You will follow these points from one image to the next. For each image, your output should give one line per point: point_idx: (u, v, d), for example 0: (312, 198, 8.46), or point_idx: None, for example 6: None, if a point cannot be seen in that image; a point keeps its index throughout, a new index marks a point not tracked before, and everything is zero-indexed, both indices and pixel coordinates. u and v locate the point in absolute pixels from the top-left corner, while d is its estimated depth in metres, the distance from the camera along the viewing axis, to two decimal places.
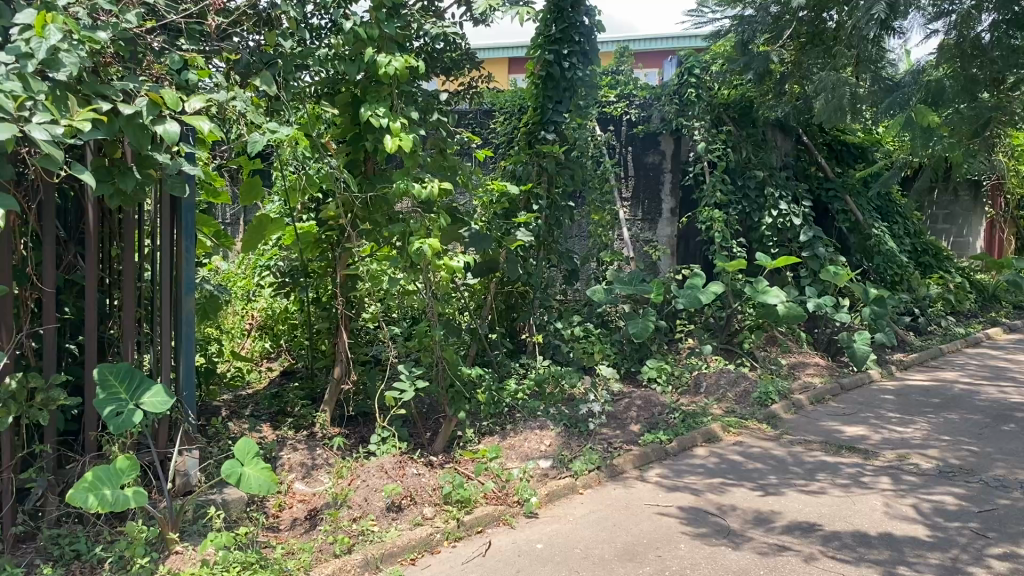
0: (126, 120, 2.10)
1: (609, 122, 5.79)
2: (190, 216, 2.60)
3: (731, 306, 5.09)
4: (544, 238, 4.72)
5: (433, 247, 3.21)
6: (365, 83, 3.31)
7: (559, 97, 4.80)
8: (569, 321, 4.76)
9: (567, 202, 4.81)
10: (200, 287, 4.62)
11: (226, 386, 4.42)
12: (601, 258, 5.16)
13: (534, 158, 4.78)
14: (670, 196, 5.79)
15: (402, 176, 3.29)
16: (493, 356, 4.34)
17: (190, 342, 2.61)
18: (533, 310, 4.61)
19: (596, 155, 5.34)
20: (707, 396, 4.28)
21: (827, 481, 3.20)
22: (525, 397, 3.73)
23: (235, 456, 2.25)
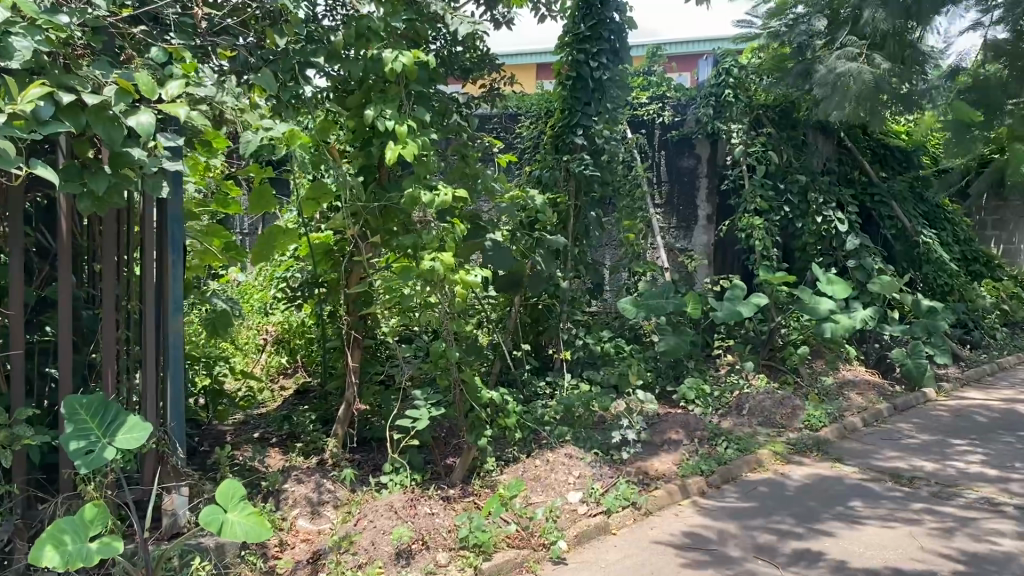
0: (94, 113, 1.83)
1: (642, 125, 5.53)
2: (179, 229, 2.36)
3: (774, 320, 4.76)
4: (572, 249, 4.45)
5: (445, 262, 2.92)
6: (373, 83, 3.04)
7: (587, 98, 4.51)
8: (599, 336, 4.47)
9: (594, 212, 4.52)
10: (209, 302, 4.38)
11: (236, 407, 4.18)
12: (633, 268, 4.85)
13: (561, 164, 4.50)
14: (707, 202, 5.47)
15: (412, 184, 3.01)
16: (517, 375, 4.06)
17: (178, 367, 2.36)
18: (560, 325, 4.33)
19: (627, 159, 5.04)
20: (749, 418, 3.96)
21: (875, 513, 2.87)
22: (552, 422, 3.44)
23: (218, 501, 1.99)
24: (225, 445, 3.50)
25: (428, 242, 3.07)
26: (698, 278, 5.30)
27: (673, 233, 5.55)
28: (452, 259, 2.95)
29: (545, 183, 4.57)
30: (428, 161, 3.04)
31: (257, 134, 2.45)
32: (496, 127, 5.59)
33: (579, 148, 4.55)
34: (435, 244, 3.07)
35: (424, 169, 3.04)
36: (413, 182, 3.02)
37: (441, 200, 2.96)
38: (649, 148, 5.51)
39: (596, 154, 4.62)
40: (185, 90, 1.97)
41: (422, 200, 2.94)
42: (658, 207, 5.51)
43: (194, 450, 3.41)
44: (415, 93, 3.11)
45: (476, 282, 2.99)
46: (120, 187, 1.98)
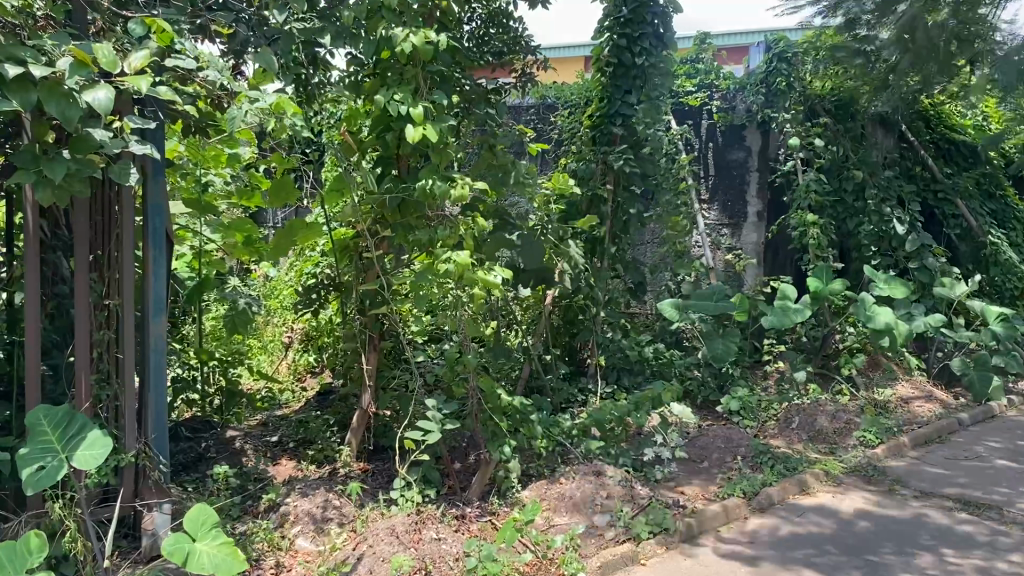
0: (46, 89, 1.61)
1: (688, 116, 5.23)
2: (161, 222, 2.13)
3: (828, 325, 4.44)
4: (608, 247, 4.19)
5: (462, 261, 2.67)
6: (388, 64, 2.81)
7: (628, 86, 4.24)
8: (638, 341, 4.19)
9: (635, 208, 4.23)
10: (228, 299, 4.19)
11: (253, 409, 4.00)
12: (675, 268, 4.57)
13: (598, 155, 4.25)
14: (758, 198, 5.15)
15: (429, 175, 2.77)
16: (548, 382, 3.82)
17: (159, 374, 2.16)
18: (594, 329, 4.06)
19: (671, 152, 4.74)
20: (798, 433, 3.66)
21: (939, 550, 2.56)
22: (581, 436, 3.18)
23: (187, 528, 1.83)
24: (234, 451, 3.29)
25: (445, 237, 2.83)
26: (746, 279, 4.99)
27: (721, 230, 5.24)
28: (471, 256, 2.69)
29: (583, 177, 4.31)
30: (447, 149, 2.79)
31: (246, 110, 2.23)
32: (534, 118, 5.34)
33: (619, 139, 4.28)
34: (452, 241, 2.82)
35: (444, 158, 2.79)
36: (430, 171, 2.78)
37: (459, 194, 2.71)
38: (696, 140, 5.22)
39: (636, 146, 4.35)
40: (153, 62, 1.75)
41: (439, 193, 2.69)
42: (705, 201, 5.21)
43: (201, 456, 3.21)
44: (437, 77, 2.87)
45: (497, 282, 2.72)
46: (83, 173, 1.76)
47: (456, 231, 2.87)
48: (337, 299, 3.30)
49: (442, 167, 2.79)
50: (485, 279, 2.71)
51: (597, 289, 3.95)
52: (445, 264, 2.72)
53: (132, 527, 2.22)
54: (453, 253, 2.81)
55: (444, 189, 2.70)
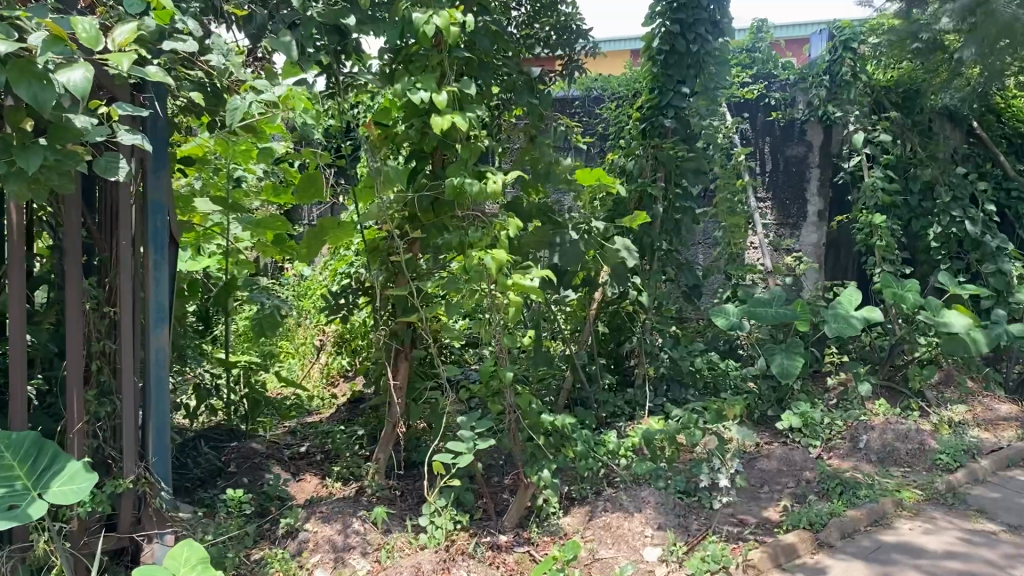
0: (15, 68, 1.38)
1: (744, 109, 4.93)
2: (161, 218, 1.94)
3: (896, 334, 4.13)
4: (659, 248, 3.93)
5: (496, 260, 2.42)
6: (410, 52, 2.65)
7: (682, 76, 3.96)
8: (690, 350, 3.91)
9: (688, 205, 3.97)
10: (256, 302, 3.99)
11: (281, 417, 3.79)
12: (730, 271, 4.29)
13: (648, 149, 3.99)
14: (819, 196, 4.83)
15: (458, 173, 2.58)
16: (592, 393, 3.58)
17: (161, 388, 1.96)
18: (643, 337, 3.79)
19: (726, 146, 4.45)
20: (865, 456, 3.38)
21: None
22: (628, 457, 2.92)
23: (170, 569, 1.69)
24: (256, 464, 3.07)
25: (478, 239, 2.60)
26: (805, 282, 4.67)
27: (778, 230, 4.92)
28: (506, 256, 2.44)
29: (632, 174, 4.05)
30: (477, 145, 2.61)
31: (250, 103, 1.93)
32: (579, 111, 5.09)
33: (672, 133, 4.01)
34: (483, 243, 2.60)
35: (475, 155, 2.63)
36: (457, 168, 2.59)
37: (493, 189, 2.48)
38: (751, 135, 4.92)
39: (689, 140, 4.08)
40: (142, 38, 1.52)
41: (470, 188, 2.47)
42: (761, 199, 4.90)
43: (220, 470, 3.00)
44: (461, 66, 2.70)
45: (536, 282, 2.47)
46: (64, 166, 1.54)
47: (489, 231, 2.64)
48: (364, 304, 3.06)
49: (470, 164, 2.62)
50: (519, 281, 2.46)
51: (644, 294, 3.68)
52: (476, 264, 2.49)
53: (131, 561, 2.00)
54: (485, 255, 2.57)
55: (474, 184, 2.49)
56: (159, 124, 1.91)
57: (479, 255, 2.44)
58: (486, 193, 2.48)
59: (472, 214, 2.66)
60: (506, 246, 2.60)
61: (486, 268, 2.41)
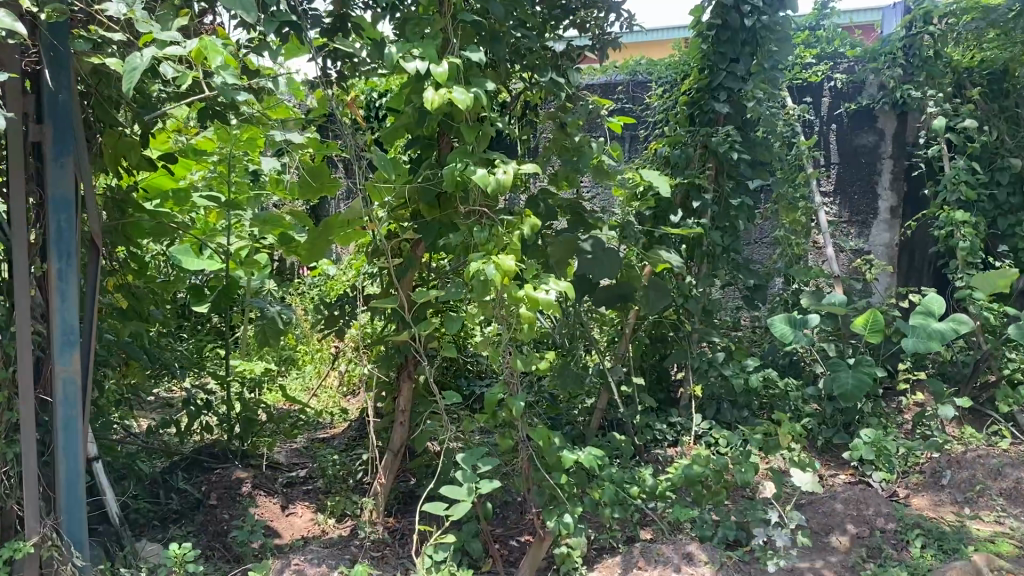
0: None
1: (806, 93, 4.43)
2: (65, 222, 1.88)
3: (982, 348, 3.61)
4: (707, 249, 3.50)
5: (502, 268, 1.98)
6: (411, 12, 2.22)
7: (736, 53, 3.47)
8: (743, 365, 3.45)
9: (741, 199, 3.52)
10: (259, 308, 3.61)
11: (286, 435, 3.43)
12: (791, 275, 3.81)
13: (697, 137, 3.54)
14: (891, 190, 4.30)
15: (458, 159, 2.14)
16: (630, 416, 3.15)
17: (69, 419, 1.90)
18: (688, 349, 3.36)
19: (786, 135, 3.98)
20: (950, 495, 2.89)
21: None
22: (667, 497, 2.48)
23: None
24: (240, 496, 2.71)
25: (484, 241, 2.17)
26: (876, 287, 4.15)
27: (845, 228, 4.41)
28: (514, 262, 2.00)
29: (678, 166, 3.61)
30: (485, 126, 2.17)
31: (148, 55, 1.67)
32: (624, 99, 4.68)
33: (724, 118, 3.57)
34: (489, 246, 2.16)
35: (486, 137, 2.19)
36: (457, 152, 2.16)
37: (500, 180, 2.04)
38: (815, 122, 4.42)
39: (743, 128, 3.64)
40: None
41: (471, 179, 2.04)
42: (826, 194, 4.39)
43: (199, 502, 2.66)
44: (462, 32, 2.28)
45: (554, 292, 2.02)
46: None
47: (495, 231, 2.21)
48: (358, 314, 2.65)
49: (476, 150, 2.18)
50: (529, 294, 2.01)
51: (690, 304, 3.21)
52: (476, 270, 2.07)
53: None
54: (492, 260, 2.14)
55: (474, 174, 2.05)
56: (62, 105, 1.86)
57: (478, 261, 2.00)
58: (492, 185, 2.05)
59: (478, 211, 2.22)
60: (518, 251, 2.16)
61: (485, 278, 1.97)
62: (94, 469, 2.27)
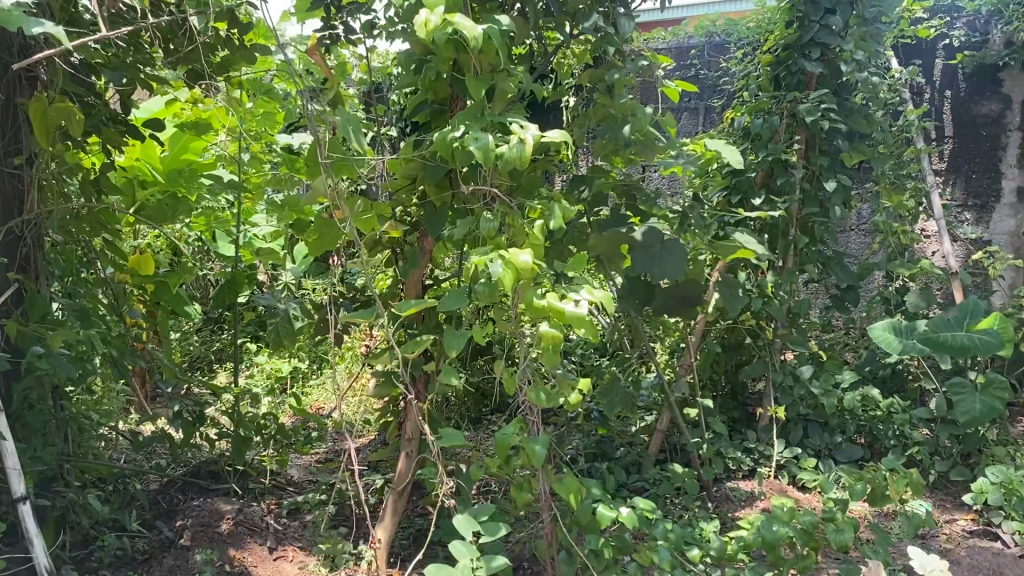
0: None
1: (915, 54, 3.78)
2: None
3: None
4: (793, 239, 2.92)
5: (517, 262, 1.48)
6: None
7: (831, 2, 2.86)
8: (837, 380, 2.86)
9: (837, 178, 2.94)
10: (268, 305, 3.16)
11: (296, 452, 3.00)
12: (896, 269, 3.19)
13: (781, 106, 2.96)
14: (1020, 169, 3.61)
15: (464, 122, 1.66)
16: (693, 441, 2.62)
17: None
18: (768, 358, 2.83)
19: (891, 102, 3.35)
20: None
21: None
22: (738, 562, 1.93)
23: None
24: (220, 534, 2.28)
25: (492, 232, 1.67)
26: (998, 284, 3.49)
27: (958, 212, 3.76)
28: (532, 255, 1.50)
29: (759, 138, 3.04)
30: (499, 82, 1.69)
31: None
32: (699, 64, 4.17)
33: (816, 80, 2.98)
34: (500, 238, 1.67)
35: (501, 97, 1.71)
36: (462, 115, 1.68)
37: (514, 148, 1.56)
38: (925, 89, 3.78)
39: (838, 93, 3.05)
40: None
41: (474, 146, 1.55)
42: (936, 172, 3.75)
43: (170, 541, 2.25)
44: None
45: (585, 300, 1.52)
46: None
47: (510, 219, 1.71)
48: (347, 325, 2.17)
49: (487, 113, 1.70)
50: (552, 303, 1.50)
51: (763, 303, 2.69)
52: (482, 268, 1.57)
53: None
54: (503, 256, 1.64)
55: (479, 141, 1.56)
56: None
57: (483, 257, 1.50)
58: (503, 155, 1.56)
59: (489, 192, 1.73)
60: (538, 246, 1.66)
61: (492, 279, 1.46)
62: (22, 511, 1.83)
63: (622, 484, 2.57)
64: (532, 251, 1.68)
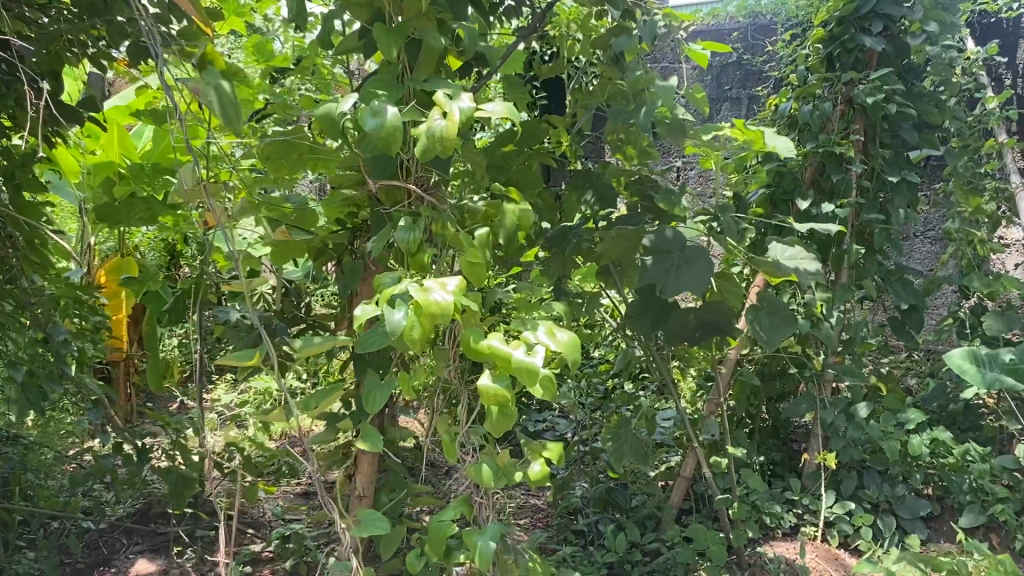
0: None
1: (995, 33, 3.26)
2: None
3: None
4: (847, 248, 2.46)
5: (427, 303, 1.10)
6: None
7: None
8: (899, 419, 2.38)
9: (901, 176, 2.46)
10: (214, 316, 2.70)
11: (265, 487, 2.61)
12: (971, 285, 2.70)
13: (835, 90, 2.49)
14: None
15: (373, 92, 1.30)
16: (720, 493, 2.17)
17: None
18: (816, 393, 2.37)
19: (966, 88, 2.84)
20: None
21: None
22: None
23: None
24: None
25: (414, 244, 1.27)
26: None
27: None
28: (453, 293, 1.12)
29: (807, 128, 2.56)
30: (425, 39, 1.33)
31: None
32: (742, 49, 3.69)
33: (877, 59, 2.49)
34: (424, 254, 1.30)
35: (430, 61, 1.36)
36: (375, 83, 1.32)
37: (433, 127, 1.20)
38: (1005, 74, 3.27)
39: (903, 75, 2.57)
40: None
41: (379, 119, 1.19)
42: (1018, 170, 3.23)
43: None
44: None
45: (537, 344, 1.14)
46: None
47: (437, 225, 1.33)
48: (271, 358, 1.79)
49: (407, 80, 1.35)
50: (496, 348, 1.08)
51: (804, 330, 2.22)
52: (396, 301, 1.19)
53: None
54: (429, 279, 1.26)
55: (382, 115, 1.19)
56: None
57: (387, 305, 1.13)
58: (422, 136, 1.21)
59: (412, 189, 1.37)
60: (477, 264, 1.28)
61: (395, 336, 1.11)
62: None
63: (635, 543, 2.14)
64: (470, 269, 1.29)
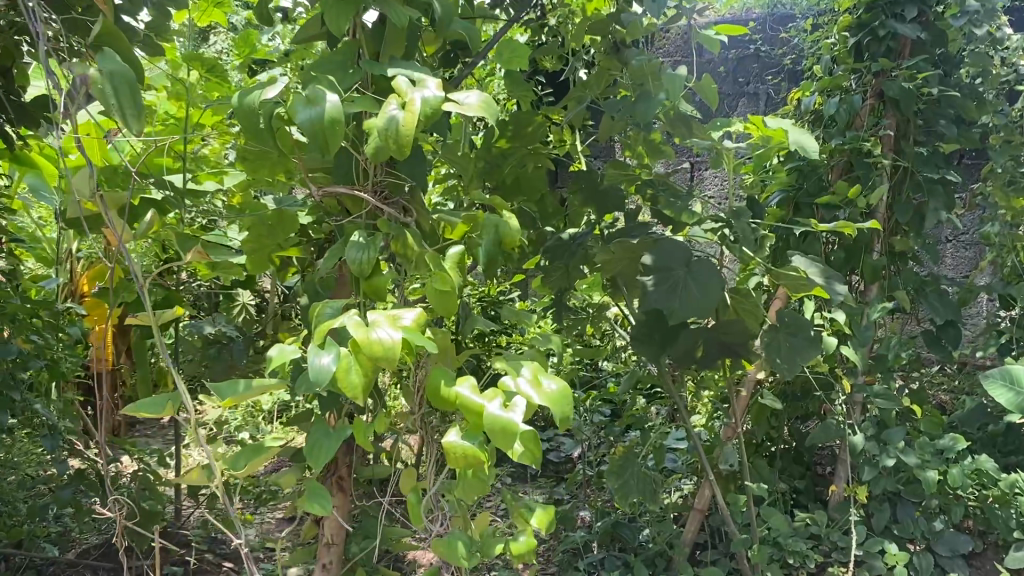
0: None
1: None
2: None
3: None
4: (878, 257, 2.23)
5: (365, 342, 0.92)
6: None
7: None
8: (936, 446, 2.16)
9: (938, 177, 2.23)
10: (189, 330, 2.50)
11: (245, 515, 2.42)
12: (1012, 296, 2.47)
13: (864, 83, 2.26)
14: None
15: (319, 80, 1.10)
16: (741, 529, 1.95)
17: None
18: (844, 416, 2.14)
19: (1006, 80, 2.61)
20: None
21: None
22: None
23: None
24: None
25: (368, 265, 1.07)
26: None
27: None
28: (399, 332, 0.95)
29: (833, 124, 2.33)
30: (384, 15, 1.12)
31: None
32: (760, 41, 3.46)
33: (911, 47, 2.26)
34: (380, 277, 1.10)
35: (392, 41, 1.16)
36: (322, 68, 1.12)
37: (386, 120, 0.99)
38: None
39: (939, 66, 2.33)
40: None
41: (320, 111, 0.98)
42: None
43: None
44: None
45: (518, 394, 0.95)
46: None
47: (398, 241, 1.13)
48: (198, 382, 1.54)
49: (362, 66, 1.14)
50: (465, 400, 0.93)
51: (831, 348, 2.00)
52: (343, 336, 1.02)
53: None
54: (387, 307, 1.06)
55: (321, 105, 0.99)
56: None
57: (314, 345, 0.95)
58: (375, 132, 1.00)
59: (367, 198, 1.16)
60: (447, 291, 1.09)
61: (326, 383, 0.92)
62: None
63: None
64: (439, 298, 1.10)
